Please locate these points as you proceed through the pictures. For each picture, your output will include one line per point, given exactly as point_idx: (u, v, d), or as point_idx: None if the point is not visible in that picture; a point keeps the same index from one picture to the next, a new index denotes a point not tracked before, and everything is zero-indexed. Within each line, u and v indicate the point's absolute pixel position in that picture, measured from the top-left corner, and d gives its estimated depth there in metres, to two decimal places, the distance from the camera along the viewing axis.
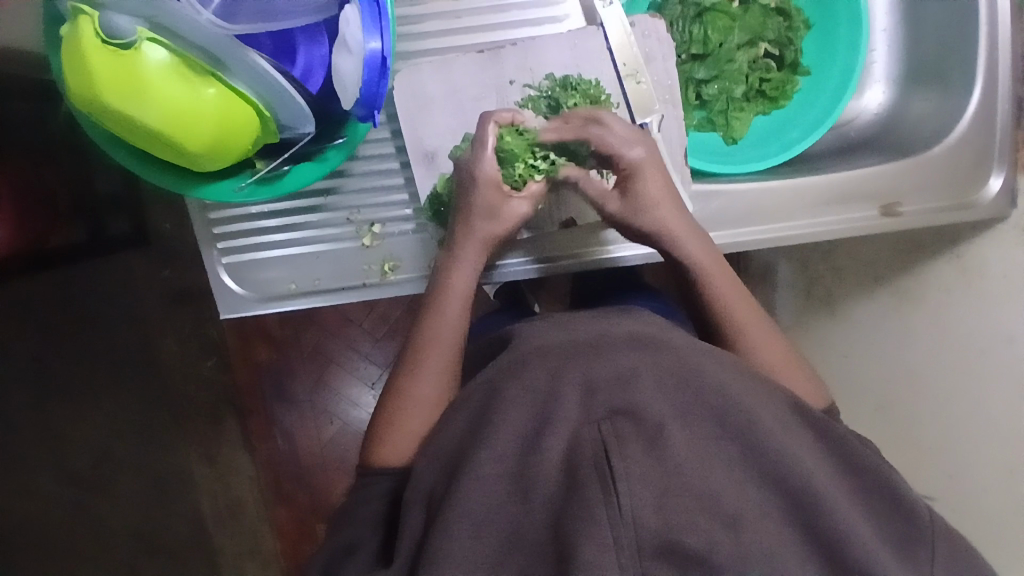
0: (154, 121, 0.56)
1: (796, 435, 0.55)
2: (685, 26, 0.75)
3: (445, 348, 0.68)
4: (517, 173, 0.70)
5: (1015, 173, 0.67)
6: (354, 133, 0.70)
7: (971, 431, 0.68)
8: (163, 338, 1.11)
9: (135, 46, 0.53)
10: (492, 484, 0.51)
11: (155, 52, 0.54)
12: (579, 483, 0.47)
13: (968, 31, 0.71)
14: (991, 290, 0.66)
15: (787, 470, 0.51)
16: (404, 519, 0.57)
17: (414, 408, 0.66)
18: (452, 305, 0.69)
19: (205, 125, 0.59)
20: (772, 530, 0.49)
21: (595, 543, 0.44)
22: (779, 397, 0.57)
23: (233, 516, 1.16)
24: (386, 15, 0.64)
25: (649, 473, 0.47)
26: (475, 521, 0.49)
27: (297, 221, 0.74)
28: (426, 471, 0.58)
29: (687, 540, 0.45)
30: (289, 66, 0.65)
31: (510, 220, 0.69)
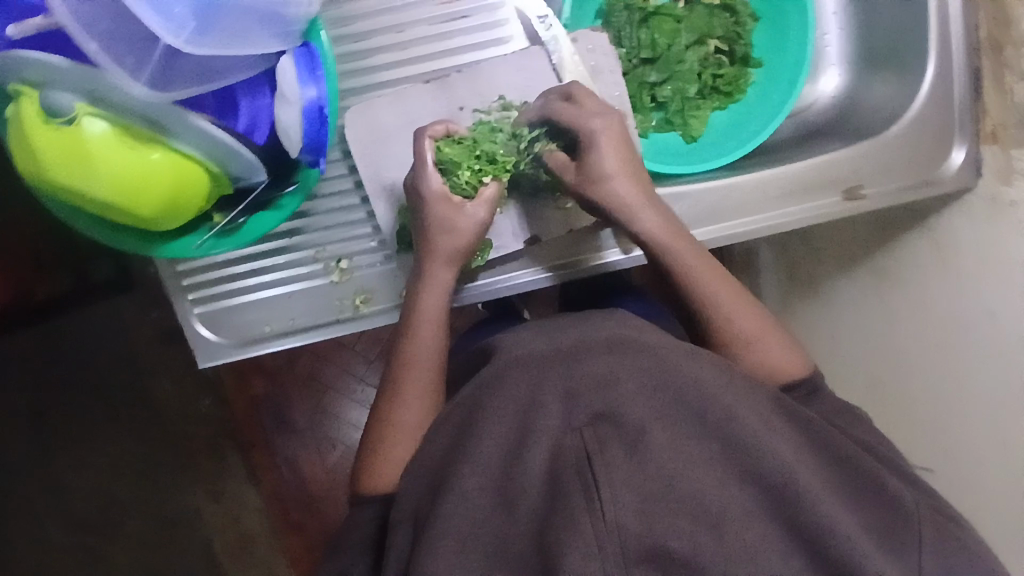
0: (101, 192, 0.54)
1: (777, 427, 0.53)
2: (633, 32, 0.81)
3: (424, 371, 0.66)
4: (464, 181, 0.69)
5: (976, 145, 0.79)
6: (307, 178, 0.66)
7: (989, 370, 0.77)
8: (157, 379, 1.20)
9: (75, 122, 0.52)
10: (476, 498, 0.49)
11: (95, 125, 0.52)
12: (562, 491, 0.47)
13: (918, 12, 0.82)
14: (964, 264, 0.80)
15: (770, 463, 0.50)
16: (391, 543, 0.55)
17: (398, 435, 0.63)
18: (430, 324, 0.67)
19: (154, 191, 0.56)
20: (758, 529, 0.48)
21: (580, 553, 0.44)
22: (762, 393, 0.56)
23: (244, 549, 1.24)
24: (319, 61, 0.62)
25: (632, 475, 0.46)
26: (460, 535, 0.49)
27: (266, 264, 0.76)
28: (412, 487, 0.57)
29: (672, 544, 0.45)
30: (232, 121, 0.61)
31: (468, 230, 0.67)
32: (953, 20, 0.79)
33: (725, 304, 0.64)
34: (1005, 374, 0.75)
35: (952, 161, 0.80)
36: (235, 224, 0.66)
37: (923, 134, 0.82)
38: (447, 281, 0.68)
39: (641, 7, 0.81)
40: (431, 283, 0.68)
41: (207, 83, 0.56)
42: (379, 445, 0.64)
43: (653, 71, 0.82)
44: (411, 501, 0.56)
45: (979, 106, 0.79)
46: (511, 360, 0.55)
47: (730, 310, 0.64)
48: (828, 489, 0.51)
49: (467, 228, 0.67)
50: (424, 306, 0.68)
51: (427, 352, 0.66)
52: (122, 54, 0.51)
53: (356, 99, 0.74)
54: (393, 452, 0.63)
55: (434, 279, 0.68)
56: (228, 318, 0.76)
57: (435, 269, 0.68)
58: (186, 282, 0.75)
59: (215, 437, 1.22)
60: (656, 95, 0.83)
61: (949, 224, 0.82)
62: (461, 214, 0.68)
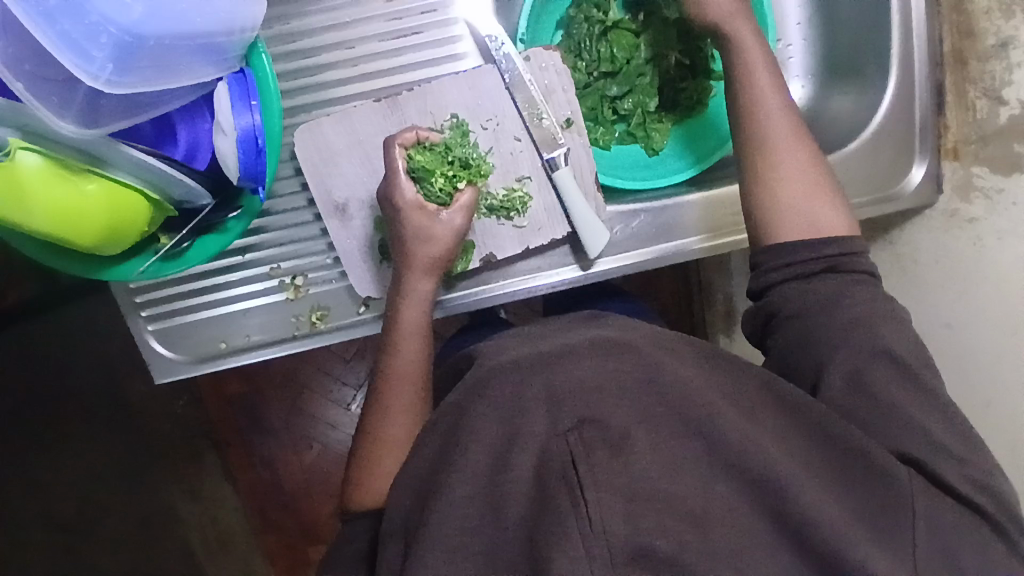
0: (37, 225, 0.54)
1: (760, 421, 0.53)
2: (593, 45, 0.80)
3: (409, 386, 0.66)
4: (437, 189, 0.69)
5: (937, 160, 0.80)
6: (251, 206, 0.66)
7: (950, 380, 0.77)
8: (135, 381, 1.20)
9: (8, 156, 0.50)
10: (462, 507, 0.49)
11: (29, 158, 0.51)
12: (550, 497, 0.46)
13: (879, 22, 0.81)
14: (927, 273, 0.80)
15: (750, 459, 0.49)
16: (380, 555, 0.56)
17: (387, 449, 0.64)
18: (412, 337, 0.68)
19: (90, 221, 0.56)
20: (741, 524, 0.48)
21: (567, 556, 0.44)
22: (747, 378, 0.55)
23: (224, 547, 1.26)
24: (255, 90, 0.63)
25: (615, 477, 0.46)
26: (448, 546, 0.49)
27: (218, 282, 0.76)
28: (398, 501, 0.57)
29: (657, 543, 0.45)
30: (172, 149, 0.61)
31: (445, 236, 0.68)
32: (915, 33, 0.79)
33: (782, 146, 0.68)
34: (969, 377, 0.74)
35: (913, 177, 0.80)
36: (181, 248, 0.66)
37: (885, 147, 0.81)
38: (426, 292, 0.69)
39: (600, 20, 0.79)
40: (410, 295, 0.68)
41: (137, 114, 0.56)
42: (370, 458, 0.64)
43: (613, 84, 0.80)
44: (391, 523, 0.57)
45: (940, 120, 0.80)
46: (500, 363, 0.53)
47: (783, 150, 0.67)
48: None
49: (443, 235, 0.68)
50: (402, 321, 0.68)
51: (413, 365, 0.67)
52: (47, 95, 0.50)
53: (306, 117, 0.74)
54: (383, 467, 0.63)
55: (414, 291, 0.68)
56: (183, 335, 0.76)
57: (415, 281, 0.68)
58: (139, 300, 0.75)
59: (194, 438, 1.23)
60: (617, 108, 0.81)
61: (911, 236, 0.83)
62: (436, 222, 0.68)
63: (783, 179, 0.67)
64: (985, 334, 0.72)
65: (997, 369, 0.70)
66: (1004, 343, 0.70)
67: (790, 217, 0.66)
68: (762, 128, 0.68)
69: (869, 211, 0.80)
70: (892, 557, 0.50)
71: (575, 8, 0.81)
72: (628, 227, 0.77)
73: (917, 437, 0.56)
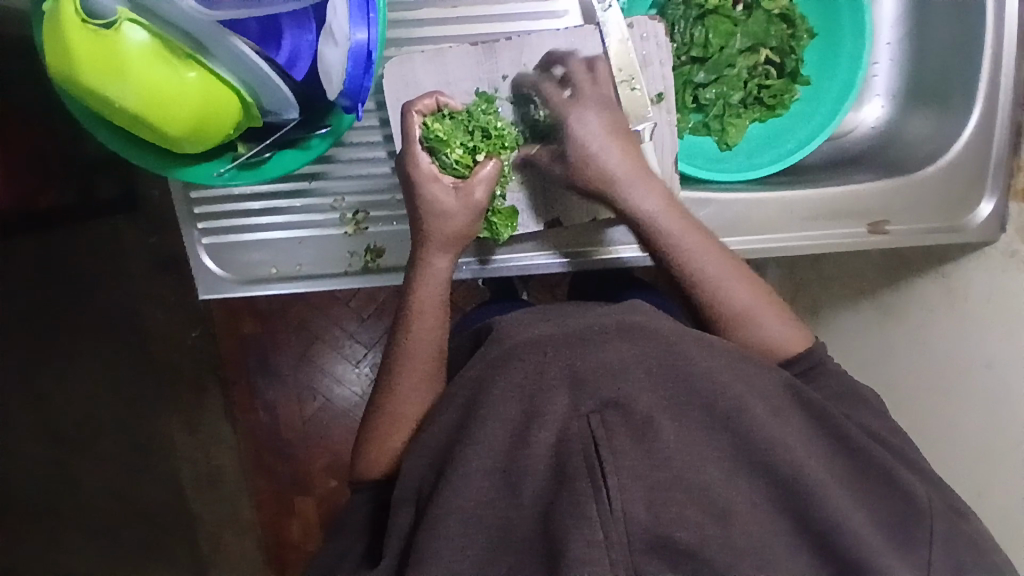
0: (132, 104, 0.52)
1: (787, 423, 0.53)
2: (686, 28, 0.79)
3: (421, 360, 0.65)
4: (454, 160, 0.67)
5: (1007, 199, 0.78)
6: (340, 123, 0.64)
7: (973, 416, 0.78)
8: (149, 304, 1.17)
9: (114, 27, 0.49)
10: (479, 480, 0.49)
11: (136, 33, 0.50)
12: (568, 474, 0.47)
13: (971, 52, 0.79)
14: (969, 313, 0.79)
15: (777, 458, 0.50)
16: (391, 521, 0.56)
17: (398, 424, 0.63)
18: (428, 314, 0.66)
19: (183, 111, 0.54)
20: (762, 520, 0.49)
21: (586, 539, 0.44)
22: (776, 377, 0.56)
23: (212, 485, 1.24)
24: (374, 5, 0.60)
25: (640, 464, 0.46)
26: (462, 518, 0.49)
27: (280, 205, 0.74)
28: (415, 466, 0.56)
29: (679, 535, 0.46)
30: (273, 53, 0.58)
31: (466, 211, 0.65)
32: (1004, 69, 0.77)
33: (724, 279, 0.65)
34: (994, 416, 0.75)
35: (980, 212, 0.79)
36: (261, 158, 0.65)
37: (957, 178, 0.80)
38: (443, 270, 0.67)
39: (699, 4, 0.78)
40: (427, 272, 0.67)
41: (254, 8, 0.55)
42: (378, 431, 0.63)
43: (701, 70, 0.80)
44: (415, 479, 0.56)
45: (1014, 160, 0.79)
46: (526, 338, 0.52)
47: (728, 283, 0.64)
48: (838, 485, 0.52)
49: (460, 213, 0.65)
50: (418, 299, 0.66)
51: (428, 342, 0.65)
52: None
53: (397, 51, 0.73)
54: (389, 439, 0.63)
55: (431, 268, 0.67)
56: (233, 254, 0.75)
57: (432, 257, 0.66)
58: (196, 211, 0.73)
59: (201, 373, 1.20)
60: (697, 96, 0.81)
61: (965, 272, 0.81)
62: (452, 195, 0.65)
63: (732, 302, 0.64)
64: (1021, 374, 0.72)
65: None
66: None
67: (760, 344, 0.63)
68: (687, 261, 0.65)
69: (927, 242, 0.80)
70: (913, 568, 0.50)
71: None
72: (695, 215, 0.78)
73: None
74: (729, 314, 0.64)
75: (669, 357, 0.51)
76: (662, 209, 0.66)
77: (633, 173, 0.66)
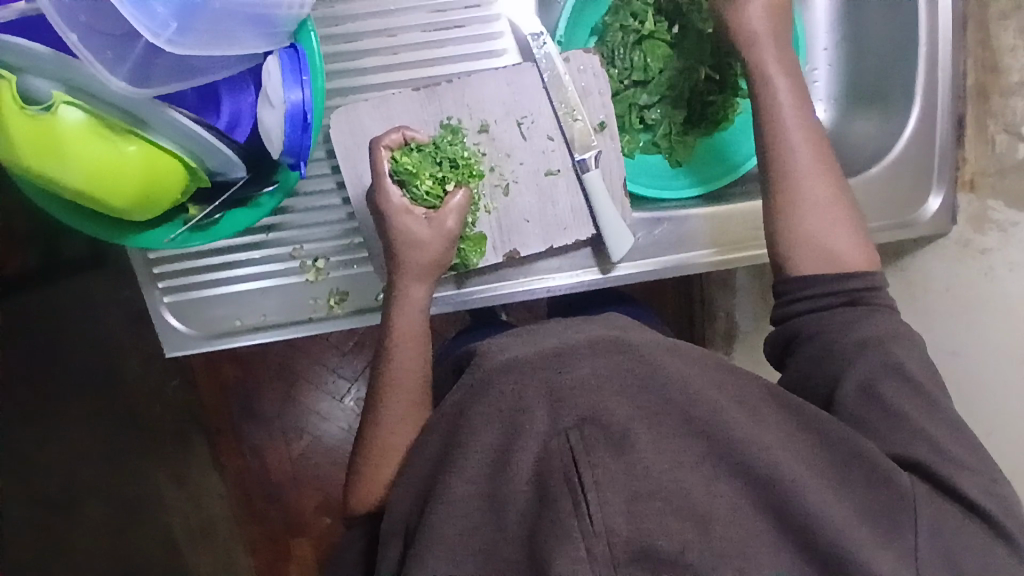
0: (76, 181, 0.53)
1: (763, 420, 0.52)
2: (626, 53, 0.81)
3: (406, 391, 0.63)
4: (424, 192, 0.67)
5: (953, 191, 0.80)
6: (287, 179, 0.66)
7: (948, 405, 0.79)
8: (128, 360, 1.17)
9: (51, 110, 0.50)
10: (465, 506, 0.51)
11: (72, 114, 0.51)
12: (550, 494, 0.47)
13: (906, 51, 0.81)
14: (935, 301, 0.81)
15: (753, 457, 0.49)
16: (382, 556, 0.57)
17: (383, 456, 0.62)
18: (409, 342, 0.65)
19: (128, 184, 0.55)
20: (747, 524, 0.48)
21: (569, 556, 0.45)
22: (747, 379, 0.55)
23: (206, 534, 1.24)
24: (306, 65, 0.61)
25: (620, 479, 0.46)
26: (449, 544, 0.51)
27: (240, 259, 0.75)
28: (403, 497, 0.57)
29: (660, 543, 0.46)
30: (213, 118, 0.61)
31: (436, 243, 0.66)
32: (941, 66, 0.79)
33: (810, 182, 0.65)
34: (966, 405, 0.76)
35: (929, 207, 0.81)
36: (211, 220, 0.66)
37: (904, 175, 0.81)
38: (420, 298, 0.66)
39: (636, 29, 0.80)
40: (406, 301, 0.66)
41: (188, 79, 0.56)
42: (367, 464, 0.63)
43: (644, 93, 0.81)
44: (402, 513, 0.57)
45: (958, 153, 0.80)
46: (496, 364, 0.53)
47: (811, 187, 0.65)
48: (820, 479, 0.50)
49: (434, 241, 0.65)
50: (398, 330, 0.65)
51: (412, 367, 0.64)
52: (100, 48, 0.51)
53: (341, 100, 0.74)
54: (379, 470, 0.62)
55: (409, 297, 0.66)
56: (198, 310, 0.75)
57: (408, 286, 0.66)
58: (157, 271, 0.74)
59: (184, 423, 1.21)
60: (644, 117, 0.83)
61: (924, 264, 0.83)
62: (423, 225, 0.65)
63: (808, 223, 0.64)
64: (990, 357, 0.73)
65: (995, 403, 0.72)
66: (1002, 371, 0.71)
67: (813, 257, 0.64)
68: (794, 181, 0.65)
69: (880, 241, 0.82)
70: (899, 559, 0.50)
71: (610, 15, 0.81)
72: (651, 234, 0.79)
73: (922, 447, 0.55)
74: (807, 204, 0.65)
75: (646, 370, 0.51)
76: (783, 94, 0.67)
77: (786, 100, 0.67)
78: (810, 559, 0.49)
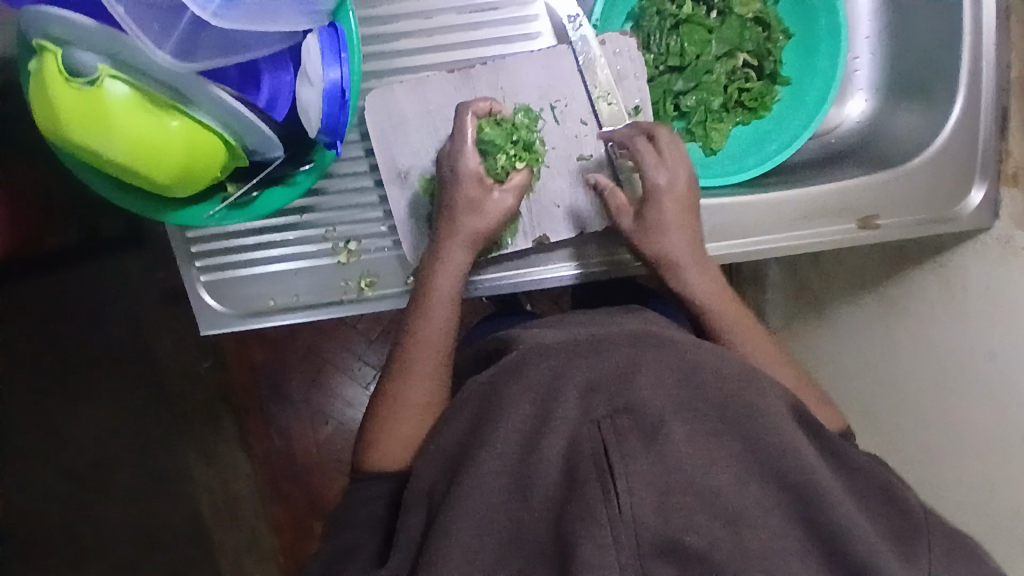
0: (118, 154, 0.54)
1: (789, 420, 0.54)
2: (662, 38, 0.80)
3: (436, 350, 0.66)
4: (499, 166, 0.70)
5: (995, 186, 0.78)
6: (323, 159, 0.66)
7: (976, 413, 0.78)
8: (159, 339, 1.19)
9: (96, 83, 0.51)
10: (490, 483, 0.51)
11: (117, 88, 0.52)
12: (580, 480, 0.48)
13: (950, 42, 0.79)
14: (974, 301, 0.78)
15: (784, 460, 0.51)
16: (402, 521, 0.56)
17: (406, 412, 0.64)
18: (443, 303, 0.67)
19: (169, 159, 0.56)
20: (773, 523, 0.50)
21: (595, 543, 0.46)
22: (780, 395, 0.56)
23: (231, 513, 1.26)
24: (346, 44, 0.61)
25: (650, 472, 0.48)
26: (476, 520, 0.50)
27: (274, 239, 0.75)
28: (427, 469, 0.58)
29: (690, 539, 0.47)
30: (254, 94, 0.61)
31: (494, 214, 0.68)
32: (984, 58, 0.77)
33: (766, 359, 0.66)
34: (996, 412, 0.75)
35: (971, 200, 0.79)
36: (249, 198, 0.67)
37: (943, 168, 0.80)
38: (459, 262, 0.68)
39: (672, 14, 0.79)
40: (444, 265, 0.68)
41: (229, 56, 0.57)
42: (384, 425, 0.64)
43: (679, 79, 0.81)
44: (425, 481, 0.57)
45: (1001, 146, 0.78)
46: (535, 346, 0.58)
47: (769, 365, 0.66)
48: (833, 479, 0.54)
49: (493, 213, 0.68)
50: (434, 288, 0.67)
51: (434, 337, 0.66)
52: (147, 20, 0.53)
53: (378, 83, 0.74)
54: (398, 432, 0.64)
55: (446, 261, 0.68)
56: (233, 289, 0.76)
57: (450, 250, 0.68)
58: (194, 250, 0.75)
59: (213, 403, 1.24)
60: (679, 104, 0.82)
61: (962, 260, 0.81)
62: (490, 198, 0.68)
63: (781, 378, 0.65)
64: None
65: None
66: None
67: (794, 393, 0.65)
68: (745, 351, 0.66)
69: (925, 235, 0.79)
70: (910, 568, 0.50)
71: None
72: None
73: None
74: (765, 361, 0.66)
75: (683, 366, 0.54)
76: (707, 291, 0.68)
77: (716, 298, 0.68)
78: (817, 547, 0.50)
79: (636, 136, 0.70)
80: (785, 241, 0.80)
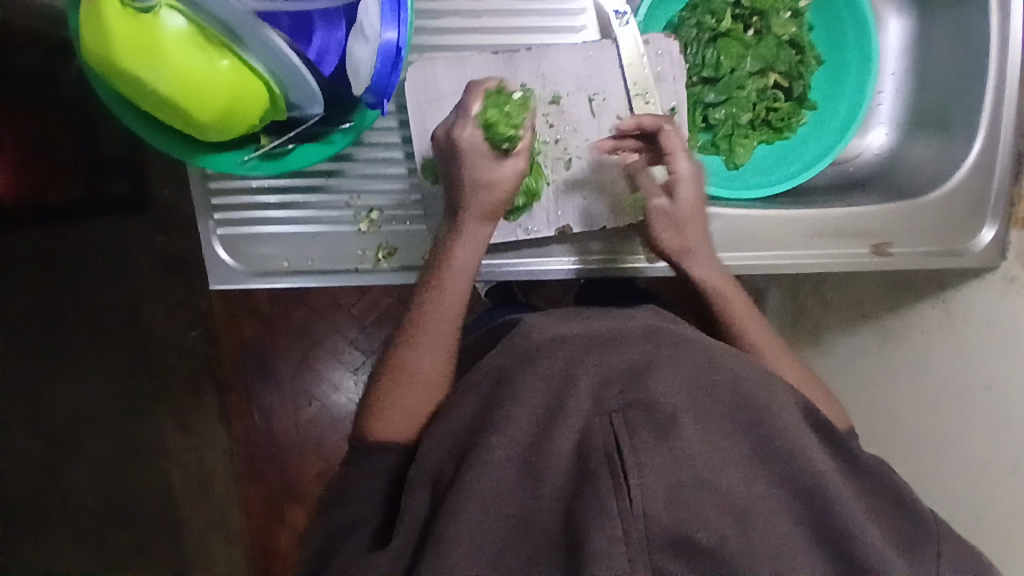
0: (165, 86, 0.54)
1: (803, 424, 0.54)
2: (699, 49, 0.82)
3: (444, 323, 0.64)
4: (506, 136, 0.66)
5: (1007, 226, 0.79)
6: (363, 119, 0.67)
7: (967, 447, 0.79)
8: (151, 305, 1.17)
9: (153, 12, 0.50)
10: (502, 468, 0.50)
11: (174, 20, 0.51)
12: (590, 471, 0.48)
13: (974, 85, 0.81)
14: (974, 335, 0.80)
15: (798, 468, 0.51)
16: (405, 501, 0.55)
17: (409, 382, 0.62)
18: (460, 273, 0.65)
19: (214, 97, 0.56)
20: (783, 528, 0.49)
21: (606, 535, 0.45)
22: (796, 397, 0.57)
23: (203, 489, 1.23)
24: (404, 5, 0.62)
25: (663, 466, 0.47)
26: (484, 502, 0.49)
27: (296, 200, 0.75)
28: (434, 446, 0.56)
29: (699, 535, 0.46)
30: (303, 47, 0.62)
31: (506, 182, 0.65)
32: (1006, 101, 0.79)
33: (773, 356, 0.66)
34: (986, 445, 0.76)
35: (982, 237, 0.80)
36: (283, 150, 0.66)
37: (959, 205, 0.81)
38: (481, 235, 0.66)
39: (711, 27, 0.81)
40: (466, 238, 0.66)
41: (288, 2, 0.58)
42: (389, 391, 0.62)
43: (711, 91, 0.82)
44: (432, 462, 0.55)
45: (1015, 189, 0.80)
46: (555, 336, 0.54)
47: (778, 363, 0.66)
48: (846, 484, 0.53)
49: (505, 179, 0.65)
50: (455, 259, 0.65)
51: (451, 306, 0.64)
52: None
53: (420, 57, 0.74)
54: (404, 397, 0.62)
55: (469, 234, 0.66)
56: (248, 247, 0.76)
57: (475, 224, 0.66)
58: (213, 203, 0.74)
59: (198, 376, 1.21)
60: (707, 116, 0.83)
61: (966, 297, 0.82)
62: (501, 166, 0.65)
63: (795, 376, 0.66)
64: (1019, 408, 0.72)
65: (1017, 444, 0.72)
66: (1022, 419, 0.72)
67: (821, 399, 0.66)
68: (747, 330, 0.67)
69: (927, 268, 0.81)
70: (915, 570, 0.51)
71: (688, 10, 0.82)
72: None
73: None
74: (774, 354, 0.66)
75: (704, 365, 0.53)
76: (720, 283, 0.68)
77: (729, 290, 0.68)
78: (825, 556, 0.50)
79: (663, 125, 0.68)
80: (802, 259, 0.81)
